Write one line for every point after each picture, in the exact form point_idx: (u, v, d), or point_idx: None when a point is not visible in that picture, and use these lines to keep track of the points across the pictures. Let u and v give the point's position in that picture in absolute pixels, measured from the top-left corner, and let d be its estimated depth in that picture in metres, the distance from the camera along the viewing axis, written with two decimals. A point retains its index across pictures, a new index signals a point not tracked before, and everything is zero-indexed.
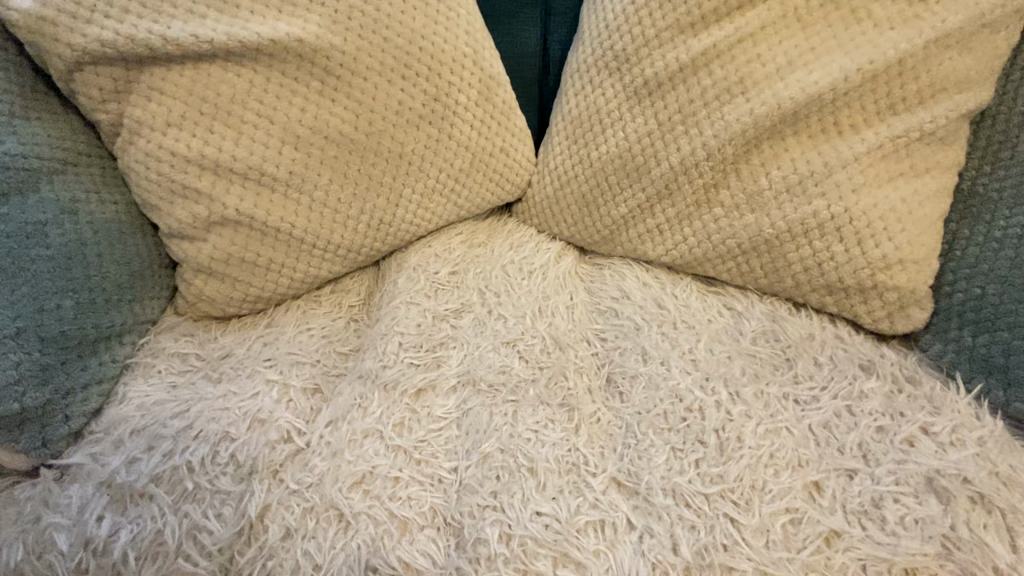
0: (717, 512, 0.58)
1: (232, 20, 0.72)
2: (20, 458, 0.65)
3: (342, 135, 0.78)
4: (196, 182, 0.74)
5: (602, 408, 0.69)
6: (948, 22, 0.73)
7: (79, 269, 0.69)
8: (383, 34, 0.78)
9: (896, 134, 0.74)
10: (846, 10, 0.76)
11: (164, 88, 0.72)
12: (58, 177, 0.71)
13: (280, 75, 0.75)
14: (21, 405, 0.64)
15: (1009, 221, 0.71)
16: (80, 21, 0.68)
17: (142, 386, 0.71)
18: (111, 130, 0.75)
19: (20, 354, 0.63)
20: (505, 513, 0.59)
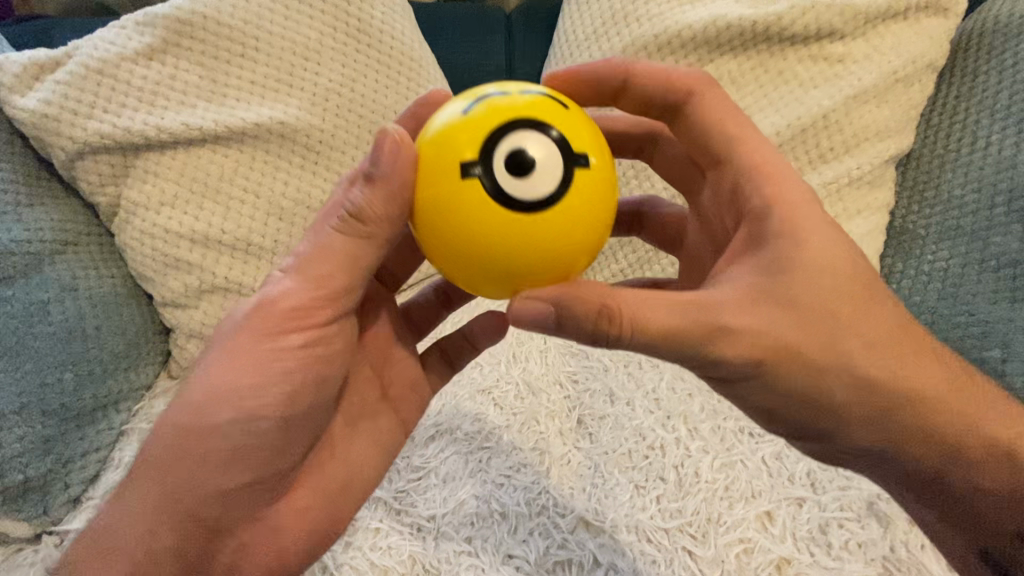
0: (676, 545, 0.63)
1: (220, 107, 0.80)
2: (23, 526, 0.69)
3: (323, 204, 0.85)
4: (187, 255, 0.79)
5: (572, 450, 0.72)
6: (864, 80, 0.81)
7: (78, 343, 0.75)
8: (359, 112, 0.86)
9: (827, 181, 0.82)
10: (774, 72, 0.84)
11: (157, 171, 0.79)
12: (59, 257, 0.77)
13: (264, 154, 0.82)
14: (24, 475, 0.69)
15: (934, 256, 0.78)
16: (82, 117, 0.76)
17: (136, 451, 0.75)
18: (109, 210, 0.80)
19: (23, 429, 0.69)
20: (479, 558, 0.64)
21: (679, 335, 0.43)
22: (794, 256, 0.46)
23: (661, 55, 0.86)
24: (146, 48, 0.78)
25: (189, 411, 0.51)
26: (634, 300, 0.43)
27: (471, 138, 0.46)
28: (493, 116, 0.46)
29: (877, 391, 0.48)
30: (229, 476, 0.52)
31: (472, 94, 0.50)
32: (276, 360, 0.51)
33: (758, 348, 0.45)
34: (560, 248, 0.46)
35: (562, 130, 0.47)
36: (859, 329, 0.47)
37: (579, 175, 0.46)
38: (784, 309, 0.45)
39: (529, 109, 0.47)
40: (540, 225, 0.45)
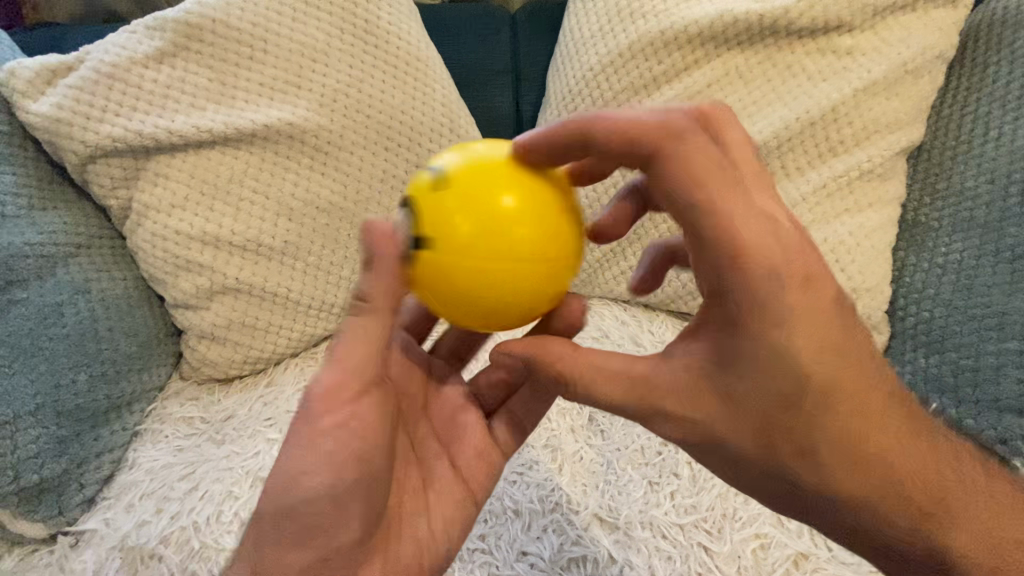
0: (691, 541, 0.63)
1: (229, 109, 0.80)
2: (37, 526, 0.69)
3: (332, 205, 0.85)
4: (198, 257, 0.80)
5: (584, 447, 0.71)
6: (873, 72, 0.80)
7: (92, 344, 0.75)
8: (366, 112, 0.86)
9: (837, 174, 0.81)
10: (782, 66, 0.84)
11: (168, 174, 0.79)
12: (73, 260, 0.77)
13: (273, 156, 0.83)
14: (39, 476, 0.69)
15: (948, 247, 0.77)
16: (93, 120, 0.76)
17: (150, 452, 0.76)
18: (121, 213, 0.81)
19: (38, 429, 0.69)
20: (493, 555, 0.63)
21: (624, 403, 0.47)
22: (761, 341, 0.43)
23: (667, 51, 0.86)
24: (156, 52, 0.79)
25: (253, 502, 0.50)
26: (583, 364, 0.47)
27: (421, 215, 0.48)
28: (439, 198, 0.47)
29: (836, 479, 0.46)
30: (298, 556, 0.49)
31: (468, 149, 0.51)
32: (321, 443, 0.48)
33: (700, 427, 0.46)
34: (473, 318, 0.50)
35: (501, 222, 0.47)
36: (828, 422, 0.44)
37: (473, 250, 0.46)
38: (735, 398, 0.44)
39: (484, 190, 0.47)
40: (453, 300, 0.48)
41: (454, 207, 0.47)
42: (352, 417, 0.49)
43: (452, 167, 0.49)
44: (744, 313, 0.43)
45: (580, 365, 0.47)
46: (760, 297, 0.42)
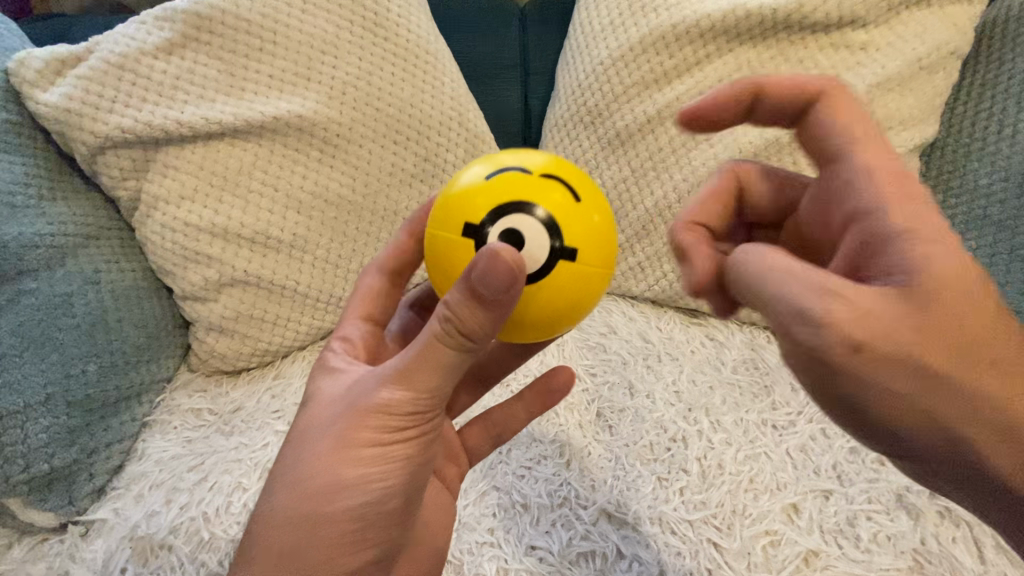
0: (701, 537, 0.63)
1: (239, 101, 0.80)
2: (49, 515, 0.70)
3: (341, 198, 0.85)
4: (207, 249, 0.80)
5: (592, 442, 0.71)
6: (887, 68, 0.80)
7: (102, 335, 0.75)
8: (375, 105, 0.86)
9: None
10: (794, 61, 0.83)
11: (177, 165, 0.79)
12: (82, 252, 0.77)
13: (282, 148, 0.82)
14: (50, 465, 0.69)
15: (961, 246, 0.77)
16: (103, 111, 0.76)
17: (159, 443, 0.76)
18: (130, 204, 0.81)
19: (49, 419, 0.69)
20: (501, 549, 0.63)
21: (825, 319, 0.39)
22: (931, 249, 0.40)
23: (679, 45, 0.85)
24: (166, 43, 0.79)
25: (283, 488, 0.46)
26: (787, 271, 0.41)
27: (508, 206, 0.47)
28: (520, 190, 0.48)
29: (996, 410, 0.42)
30: (352, 557, 0.46)
31: (496, 158, 0.51)
32: (373, 466, 0.46)
33: (888, 347, 0.39)
34: (580, 297, 0.50)
35: (579, 207, 0.49)
36: (995, 347, 0.41)
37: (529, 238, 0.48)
38: (925, 315, 0.40)
39: (562, 185, 0.49)
40: (557, 284, 0.48)
41: (542, 198, 0.48)
42: (407, 452, 0.46)
43: (484, 174, 0.50)
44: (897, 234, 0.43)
45: (782, 269, 0.41)
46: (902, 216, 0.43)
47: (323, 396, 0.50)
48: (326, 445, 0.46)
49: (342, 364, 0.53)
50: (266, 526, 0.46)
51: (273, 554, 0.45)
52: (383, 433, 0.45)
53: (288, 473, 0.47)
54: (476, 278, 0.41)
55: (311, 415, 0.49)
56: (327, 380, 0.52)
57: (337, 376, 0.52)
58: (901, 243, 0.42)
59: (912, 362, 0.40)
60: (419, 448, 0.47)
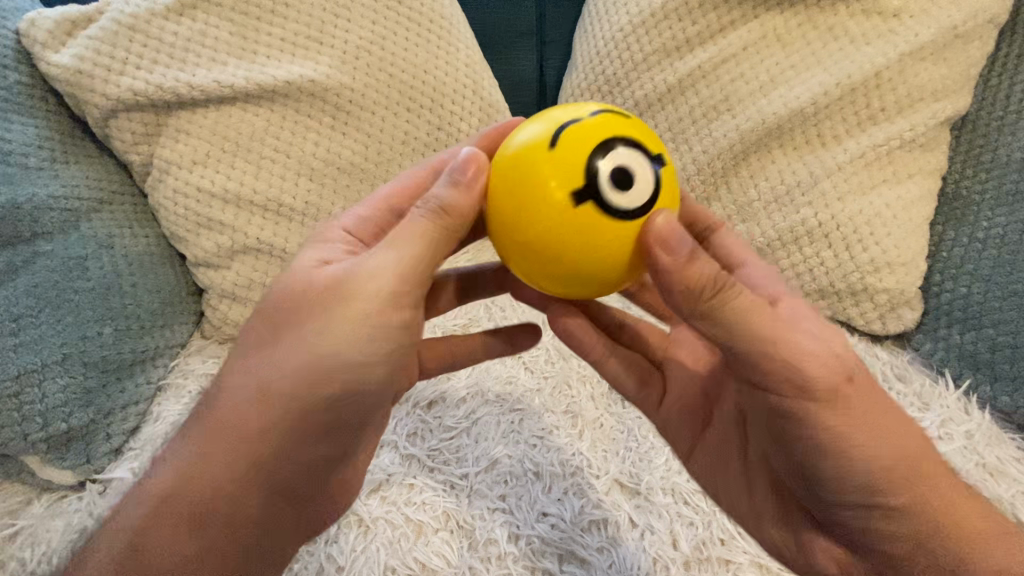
0: (714, 508, 0.63)
1: (250, 64, 0.79)
2: (67, 473, 0.71)
3: (353, 165, 0.84)
4: (220, 215, 0.79)
5: (605, 414, 0.71)
6: (921, 36, 0.75)
7: (116, 298, 0.76)
8: (388, 71, 0.84)
9: (877, 143, 0.76)
10: (823, 28, 0.79)
11: (190, 129, 0.78)
12: (96, 216, 0.77)
13: (295, 114, 0.81)
14: (67, 425, 0.70)
15: (991, 222, 0.74)
16: (114, 73, 0.75)
17: (174, 406, 0.77)
18: (142, 169, 0.80)
19: (66, 378, 0.70)
20: (513, 515, 0.63)
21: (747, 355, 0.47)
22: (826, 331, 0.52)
23: (702, 11, 0.82)
24: (177, 4, 0.77)
25: (252, 359, 0.51)
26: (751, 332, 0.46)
27: (584, 151, 0.47)
28: (588, 137, 0.48)
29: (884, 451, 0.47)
30: (285, 434, 0.50)
31: (549, 116, 0.51)
32: (364, 376, 0.50)
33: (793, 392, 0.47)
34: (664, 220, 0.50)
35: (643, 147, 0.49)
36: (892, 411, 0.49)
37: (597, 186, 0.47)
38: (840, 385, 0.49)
39: (630, 130, 0.49)
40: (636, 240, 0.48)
41: (627, 138, 0.49)
42: (389, 356, 0.51)
43: (541, 134, 0.49)
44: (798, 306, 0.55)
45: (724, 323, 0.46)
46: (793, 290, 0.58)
47: (310, 273, 0.52)
48: (321, 339, 0.49)
49: (325, 238, 0.56)
50: (235, 392, 0.51)
51: (252, 432, 0.50)
52: (371, 317, 0.49)
53: (266, 338, 0.51)
54: (657, 246, 0.47)
55: (291, 283, 0.52)
56: (309, 254, 0.54)
57: (320, 250, 0.54)
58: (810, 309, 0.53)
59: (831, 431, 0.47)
60: (400, 342, 0.50)
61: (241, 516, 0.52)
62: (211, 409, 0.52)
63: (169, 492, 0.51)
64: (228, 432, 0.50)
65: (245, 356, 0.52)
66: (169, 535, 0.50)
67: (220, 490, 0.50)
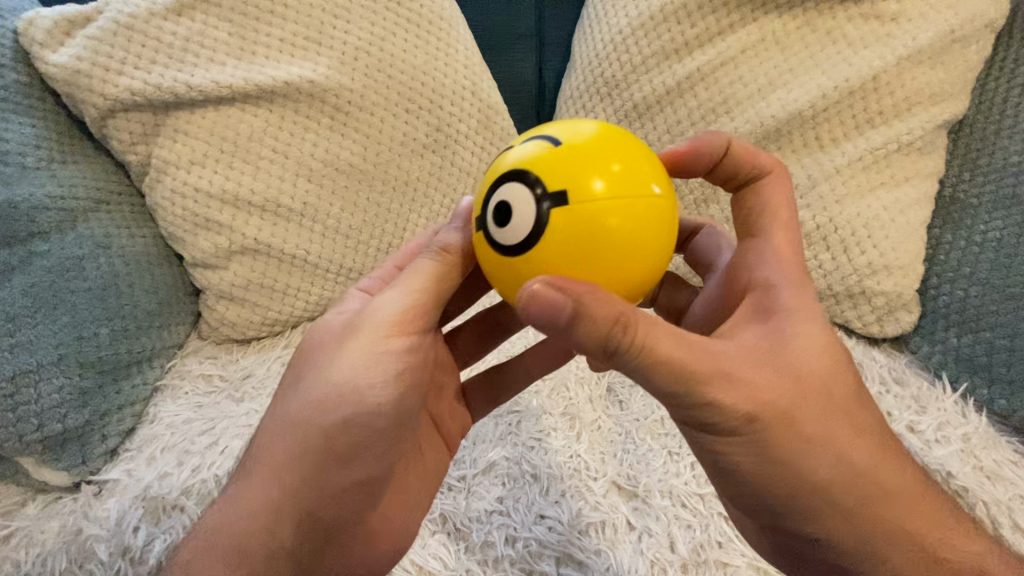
0: (712, 511, 0.63)
1: (249, 65, 0.79)
2: (62, 474, 0.71)
3: (351, 166, 0.84)
4: (218, 216, 0.79)
5: (603, 416, 0.71)
6: (919, 39, 0.76)
7: (113, 299, 0.76)
8: (387, 72, 0.84)
9: (875, 146, 0.77)
10: (821, 32, 0.79)
11: (188, 129, 0.78)
12: (93, 216, 0.77)
13: (294, 114, 0.81)
14: (63, 426, 0.70)
15: (988, 225, 0.74)
16: (113, 73, 0.75)
17: (171, 407, 0.76)
18: (140, 169, 0.80)
19: (62, 379, 0.70)
20: (510, 518, 0.63)
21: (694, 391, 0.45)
22: (796, 352, 0.48)
23: (701, 14, 0.82)
24: (176, 4, 0.77)
25: (285, 398, 0.55)
26: (691, 366, 0.44)
27: (580, 165, 0.46)
28: (580, 154, 0.47)
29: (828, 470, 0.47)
30: (319, 464, 0.53)
31: (545, 132, 0.50)
32: (380, 398, 0.53)
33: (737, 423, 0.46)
34: (656, 240, 0.48)
35: (638, 166, 0.48)
36: (848, 430, 0.49)
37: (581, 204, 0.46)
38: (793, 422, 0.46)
39: (625, 148, 0.48)
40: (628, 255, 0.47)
41: (620, 155, 0.48)
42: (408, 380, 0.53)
43: (536, 150, 0.48)
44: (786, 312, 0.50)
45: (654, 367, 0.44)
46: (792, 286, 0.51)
47: (329, 323, 0.57)
48: (335, 366, 0.53)
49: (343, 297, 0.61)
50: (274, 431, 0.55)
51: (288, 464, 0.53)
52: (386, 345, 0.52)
53: (295, 380, 0.55)
54: (556, 290, 0.43)
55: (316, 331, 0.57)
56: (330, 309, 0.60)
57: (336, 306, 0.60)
58: (782, 324, 0.49)
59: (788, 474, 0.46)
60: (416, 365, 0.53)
61: (283, 553, 0.54)
62: (256, 447, 0.56)
63: (224, 532, 0.55)
64: (269, 467, 0.54)
65: (278, 397, 0.56)
66: (218, 568, 0.53)
67: (266, 525, 0.54)
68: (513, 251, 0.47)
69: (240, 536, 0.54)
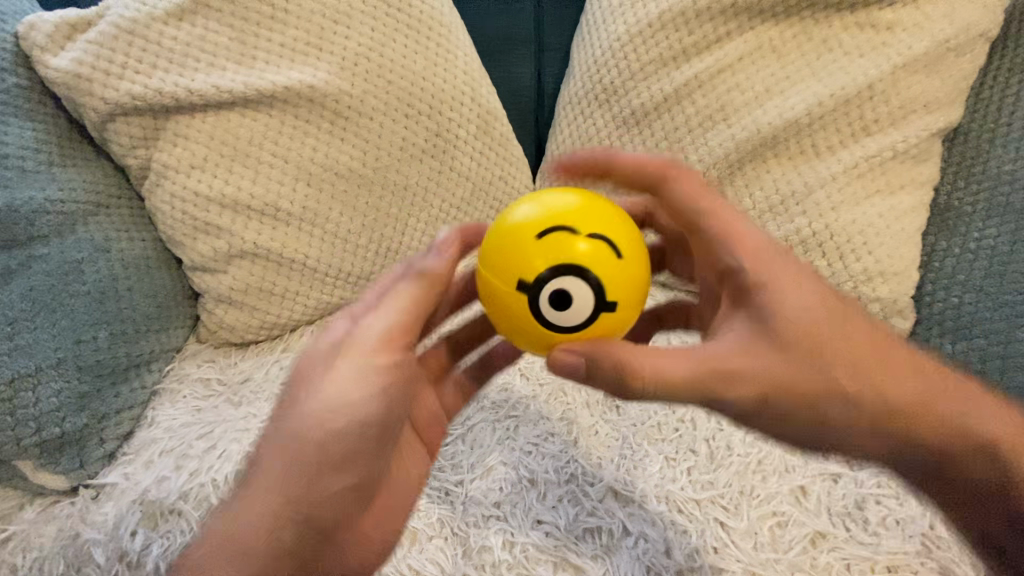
0: (708, 516, 0.63)
1: (249, 69, 0.79)
2: (59, 478, 0.71)
3: (351, 171, 0.84)
4: (217, 220, 0.79)
5: (600, 421, 0.72)
6: (914, 48, 0.76)
7: (112, 302, 0.76)
8: (387, 78, 0.84)
9: (870, 154, 0.77)
10: (817, 40, 0.80)
11: (188, 133, 0.78)
12: (92, 219, 0.77)
13: (293, 119, 0.81)
14: (61, 429, 0.70)
15: (982, 233, 0.75)
16: (113, 77, 0.75)
17: (169, 410, 0.76)
18: (139, 172, 0.81)
19: (60, 383, 0.70)
20: (507, 522, 0.64)
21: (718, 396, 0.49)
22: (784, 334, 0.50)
23: (699, 21, 0.82)
24: (176, 9, 0.77)
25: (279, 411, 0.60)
26: (709, 365, 0.49)
27: (551, 250, 0.51)
28: (557, 237, 0.51)
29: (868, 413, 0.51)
30: (308, 474, 0.58)
31: (541, 198, 0.55)
32: (358, 419, 0.58)
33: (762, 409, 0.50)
34: (625, 304, 0.53)
35: (615, 233, 0.53)
36: (881, 372, 0.51)
37: (561, 284, 0.51)
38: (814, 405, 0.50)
39: (599, 220, 0.53)
40: (593, 332, 0.52)
41: (591, 232, 0.52)
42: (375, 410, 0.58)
43: (527, 217, 0.53)
44: (761, 292, 0.51)
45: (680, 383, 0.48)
46: (749, 244, 0.52)
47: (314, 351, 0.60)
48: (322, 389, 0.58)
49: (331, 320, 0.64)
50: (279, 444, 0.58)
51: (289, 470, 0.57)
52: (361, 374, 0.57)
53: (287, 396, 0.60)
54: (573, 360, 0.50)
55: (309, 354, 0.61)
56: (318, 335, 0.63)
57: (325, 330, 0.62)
58: (757, 299, 0.51)
59: (823, 438, 0.49)
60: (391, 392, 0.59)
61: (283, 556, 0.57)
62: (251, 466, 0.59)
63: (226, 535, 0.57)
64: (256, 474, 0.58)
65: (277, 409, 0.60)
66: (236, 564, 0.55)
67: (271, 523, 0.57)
68: (529, 331, 0.53)
69: (235, 537, 0.56)
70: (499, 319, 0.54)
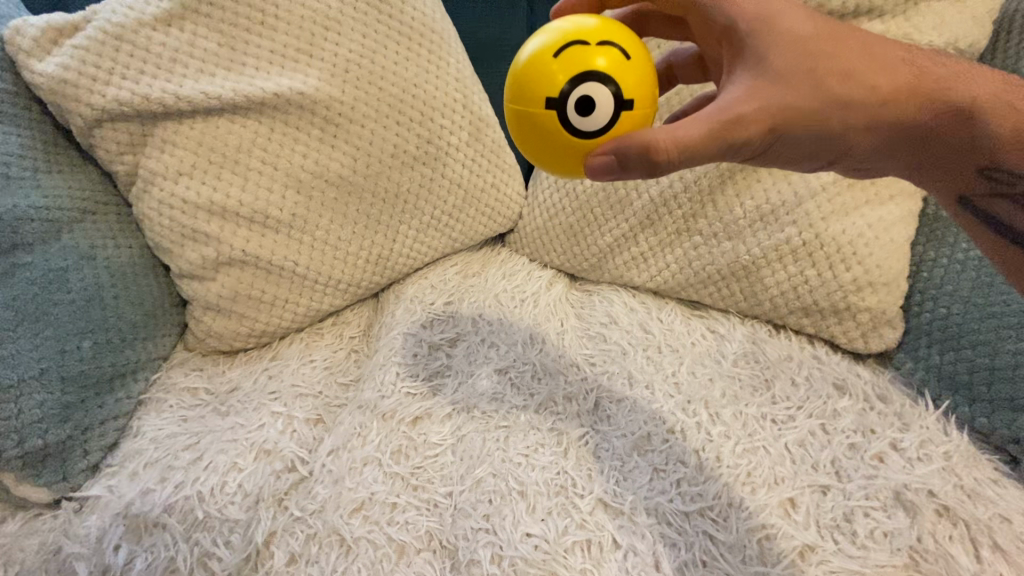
0: (696, 529, 0.63)
1: (239, 76, 0.78)
2: (41, 491, 0.70)
3: (341, 178, 0.83)
4: (205, 227, 0.79)
5: (590, 432, 0.72)
6: None
7: (97, 311, 0.75)
8: (378, 84, 0.84)
9: None
10: None
11: (176, 140, 0.77)
12: (78, 226, 0.77)
13: (283, 126, 0.81)
14: (43, 441, 0.69)
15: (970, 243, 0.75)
16: (100, 83, 0.74)
17: (155, 421, 0.76)
18: (126, 179, 0.80)
19: (43, 394, 0.69)
20: (496, 535, 0.63)
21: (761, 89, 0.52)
22: (777, 50, 0.53)
23: None
24: (164, 14, 0.76)
25: None
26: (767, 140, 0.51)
27: (566, 73, 0.53)
28: (574, 52, 0.53)
29: (901, 116, 0.54)
30: None
31: (551, 28, 0.56)
32: None
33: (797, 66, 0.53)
34: (637, 85, 0.54)
35: (615, 37, 0.55)
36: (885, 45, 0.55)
37: (586, 108, 0.52)
38: (798, 38, 0.53)
39: (609, 31, 0.55)
40: (619, 130, 0.54)
41: (602, 47, 0.53)
42: None
43: (543, 45, 0.55)
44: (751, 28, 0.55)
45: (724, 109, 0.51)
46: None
47: None
48: None
49: None
50: None
51: None
52: None
53: None
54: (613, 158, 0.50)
55: None
56: None
57: None
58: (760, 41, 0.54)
59: (850, 61, 0.53)
60: None
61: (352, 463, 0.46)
62: None
63: None
64: None
65: None
66: None
67: None
68: (561, 147, 0.55)
69: None
70: (538, 149, 0.57)
